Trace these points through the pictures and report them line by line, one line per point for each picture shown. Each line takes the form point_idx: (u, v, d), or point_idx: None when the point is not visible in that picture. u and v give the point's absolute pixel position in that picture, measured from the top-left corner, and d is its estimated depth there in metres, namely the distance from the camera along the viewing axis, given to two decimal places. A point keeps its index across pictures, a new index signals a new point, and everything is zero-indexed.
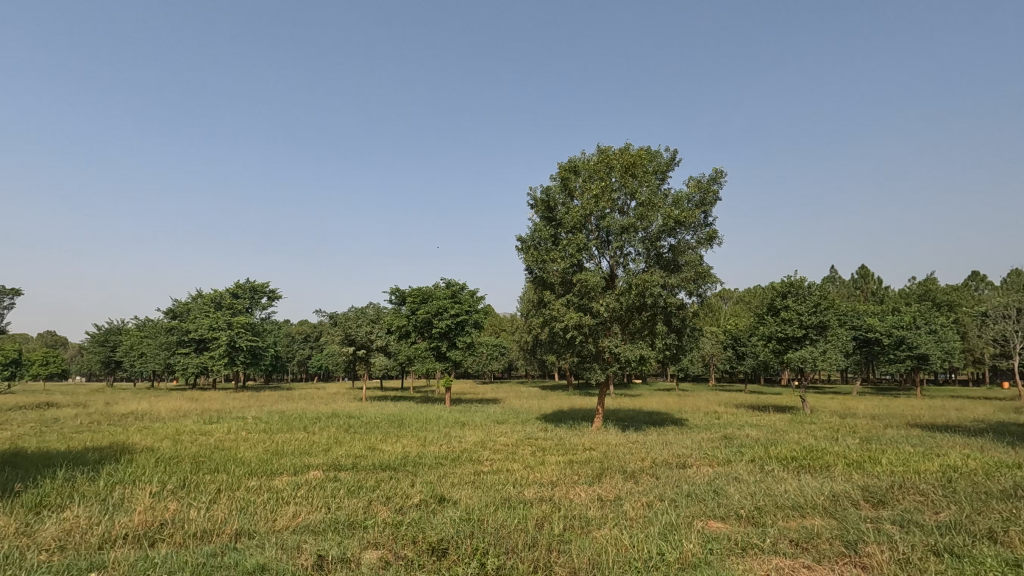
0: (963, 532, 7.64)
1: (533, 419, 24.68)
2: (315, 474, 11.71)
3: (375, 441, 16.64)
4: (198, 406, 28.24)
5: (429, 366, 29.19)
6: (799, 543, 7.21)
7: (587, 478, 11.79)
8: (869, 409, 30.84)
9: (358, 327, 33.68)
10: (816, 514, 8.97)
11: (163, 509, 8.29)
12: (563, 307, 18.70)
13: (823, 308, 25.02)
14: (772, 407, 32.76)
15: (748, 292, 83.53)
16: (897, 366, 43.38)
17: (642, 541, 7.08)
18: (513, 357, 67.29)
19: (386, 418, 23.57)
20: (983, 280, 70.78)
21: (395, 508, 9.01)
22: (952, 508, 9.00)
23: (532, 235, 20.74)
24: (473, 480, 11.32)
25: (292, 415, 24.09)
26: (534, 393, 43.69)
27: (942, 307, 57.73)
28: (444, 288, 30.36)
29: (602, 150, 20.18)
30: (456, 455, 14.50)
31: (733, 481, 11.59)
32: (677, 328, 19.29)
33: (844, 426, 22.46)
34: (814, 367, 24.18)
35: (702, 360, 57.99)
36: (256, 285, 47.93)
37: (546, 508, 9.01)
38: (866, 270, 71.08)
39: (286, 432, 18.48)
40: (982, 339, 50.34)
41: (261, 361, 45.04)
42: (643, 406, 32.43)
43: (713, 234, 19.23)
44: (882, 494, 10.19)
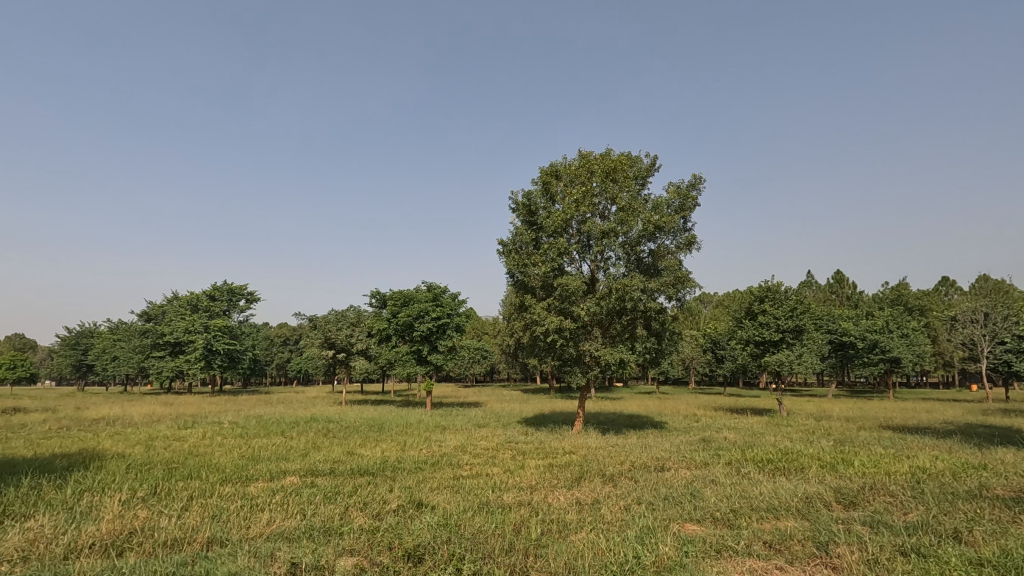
0: (930, 532, 7.91)
1: (514, 422, 24.77)
2: (292, 480, 11.63)
3: (353, 446, 16.51)
4: (172, 411, 27.63)
5: (410, 370, 29.00)
6: (772, 545, 7.38)
7: (567, 482, 11.89)
8: (843, 411, 31.47)
9: (338, 331, 33.40)
10: (789, 516, 9.19)
11: (133, 518, 8.17)
12: (544, 311, 18.84)
13: (799, 312, 25.57)
14: (749, 410, 33.20)
15: (727, 296, 84.73)
16: (870, 369, 44.35)
17: (619, 544, 7.20)
18: (495, 360, 67.20)
19: (366, 421, 23.41)
20: (953, 285, 72.59)
21: (372, 514, 8.99)
22: (920, 509, 9.34)
23: (513, 239, 20.91)
24: (452, 485, 11.34)
25: (269, 419, 23.73)
26: (515, 397, 43.61)
27: (913, 312, 59.18)
28: (426, 291, 30.29)
29: (584, 155, 20.39)
30: (435, 459, 14.48)
31: (709, 483, 11.81)
32: (656, 332, 19.54)
33: (820, 428, 22.86)
34: (791, 371, 24.68)
35: (682, 362, 58.60)
36: (234, 287, 47.45)
37: (525, 512, 9.09)
38: (841, 275, 72.56)
39: (263, 437, 18.21)
40: (951, 343, 51.83)
41: (239, 364, 44.39)
42: (623, 410, 32.61)
43: (692, 239, 19.56)
44: (854, 494, 10.50)
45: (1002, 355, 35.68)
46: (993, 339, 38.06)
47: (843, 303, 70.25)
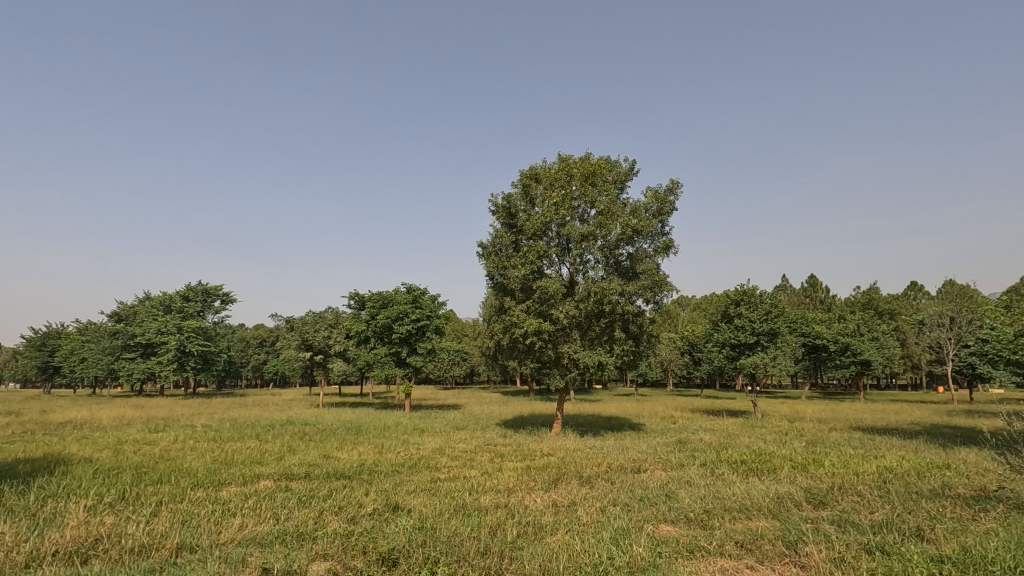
0: (894, 531, 8.31)
1: (493, 425, 24.91)
2: (267, 484, 11.62)
3: (330, 449, 16.53)
4: (143, 414, 27.12)
5: (389, 372, 28.94)
6: (743, 545, 7.69)
7: (544, 484, 12.10)
8: (815, 413, 32.34)
9: (316, 332, 33.15)
10: (759, 516, 9.54)
11: (99, 524, 8.15)
12: (523, 313, 19.08)
13: (773, 316, 26.23)
14: (725, 411, 33.85)
15: (704, 299, 86.05)
16: (842, 371, 45.44)
17: (594, 546, 7.43)
18: (475, 362, 67.12)
19: (343, 425, 23.28)
20: (921, 290, 74.84)
21: (348, 518, 9.09)
22: (886, 508, 9.76)
23: (492, 241, 21.07)
24: (429, 488, 11.48)
25: (244, 422, 23.53)
26: (495, 399, 43.69)
27: (884, 315, 60.84)
28: (405, 292, 30.31)
29: (563, 158, 20.72)
30: (413, 462, 14.58)
31: (684, 484, 12.14)
32: (634, 334, 19.87)
33: (792, 429, 23.53)
34: (765, 373, 25.28)
35: (660, 364, 59.39)
36: (208, 288, 46.79)
37: (501, 515, 9.27)
38: (814, 279, 74.36)
39: (237, 440, 18.07)
40: (920, 346, 53.56)
41: (213, 366, 43.65)
42: (602, 411, 32.97)
43: (669, 243, 19.98)
44: (823, 494, 10.93)
45: (966, 358, 37.02)
46: (958, 342, 39.45)
47: (816, 307, 71.85)
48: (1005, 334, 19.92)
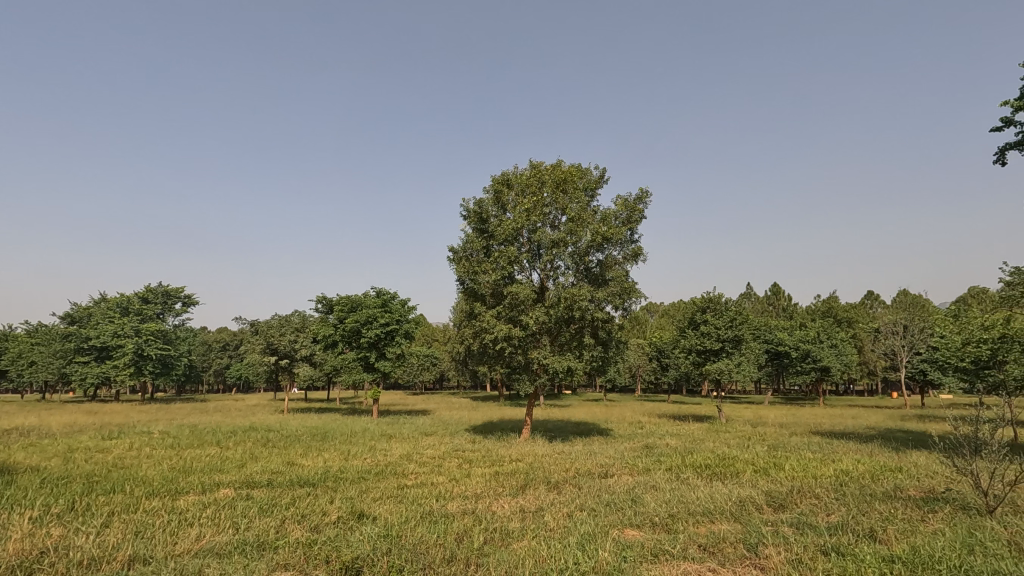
0: (848, 532, 8.67)
1: (462, 431, 24.85)
2: (227, 492, 11.34)
3: (294, 456, 16.21)
4: (97, 421, 26.05)
5: (357, 377, 28.53)
6: (706, 548, 7.91)
7: (512, 490, 12.15)
8: (777, 417, 33.30)
9: (281, 336, 32.43)
10: (722, 519, 9.78)
11: (45, 536, 7.85)
12: (493, 319, 19.11)
13: (738, 323, 26.93)
14: (691, 416, 34.50)
15: (672, 306, 87.73)
16: (803, 377, 46.85)
17: (561, 551, 7.52)
18: (445, 368, 66.77)
19: (308, 431, 22.88)
20: (877, 299, 77.96)
21: (312, 526, 8.97)
22: (841, 510, 10.14)
23: (463, 246, 21.09)
24: (396, 495, 11.40)
25: (204, 429, 22.88)
26: (464, 405, 43.60)
27: (842, 323, 63.15)
28: (375, 296, 30.02)
29: (535, 165, 20.91)
30: (380, 469, 14.46)
31: (649, 489, 12.36)
32: (603, 340, 20.13)
33: (755, 434, 24.19)
34: (730, 378, 25.91)
35: (628, 369, 60.22)
36: (169, 289, 45.44)
37: (468, 522, 9.29)
38: (777, 288, 76.68)
39: (196, 447, 17.56)
40: (875, 353, 55.79)
41: (173, 370, 42.30)
42: (571, 417, 33.20)
43: (638, 251, 20.34)
44: (783, 498, 11.28)
45: (918, 365, 38.71)
46: (911, 350, 41.20)
47: (779, 315, 73.89)
48: (953, 342, 20.94)
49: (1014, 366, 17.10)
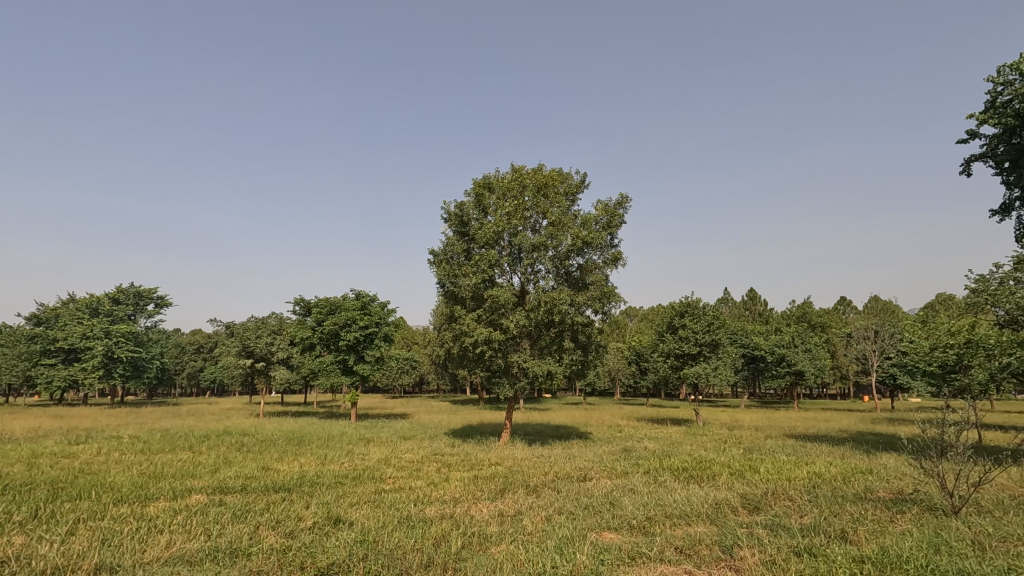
0: (820, 533, 8.85)
1: (441, 434, 24.72)
2: (199, 498, 11.10)
3: (270, 460, 15.94)
4: (63, 425, 25.26)
5: (335, 381, 28.20)
6: (682, 550, 8.00)
7: (491, 494, 12.13)
8: (753, 421, 33.84)
9: (258, 338, 31.87)
10: (698, 522, 9.89)
11: (7, 545, 7.59)
12: (473, 322, 19.08)
13: (715, 327, 27.32)
14: (669, 420, 34.87)
15: (651, 310, 88.63)
16: (778, 381, 47.70)
17: (539, 555, 7.54)
18: (424, 371, 66.35)
19: (284, 435, 22.51)
20: (849, 304, 79.79)
21: (287, 532, 8.83)
22: (813, 512, 10.35)
23: (444, 249, 21.02)
24: (373, 500, 11.29)
25: (176, 433, 22.36)
26: (443, 408, 43.37)
27: (816, 328, 64.50)
28: (354, 298, 29.72)
29: (516, 169, 20.97)
30: (357, 473, 14.30)
31: (627, 492, 12.45)
32: (583, 344, 20.22)
33: (731, 437, 24.53)
34: (707, 382, 26.26)
35: (608, 372, 60.59)
36: (141, 290, 44.43)
37: (446, 526, 9.26)
38: (753, 293, 77.99)
39: (168, 452, 17.14)
40: (848, 357, 57.09)
41: (144, 373, 41.28)
42: (551, 420, 33.27)
43: (618, 256, 20.52)
44: (758, 500, 11.47)
45: (888, 369, 39.77)
46: (881, 354, 42.30)
47: (755, 319, 75.07)
48: (920, 346, 21.60)
49: (977, 371, 17.73)
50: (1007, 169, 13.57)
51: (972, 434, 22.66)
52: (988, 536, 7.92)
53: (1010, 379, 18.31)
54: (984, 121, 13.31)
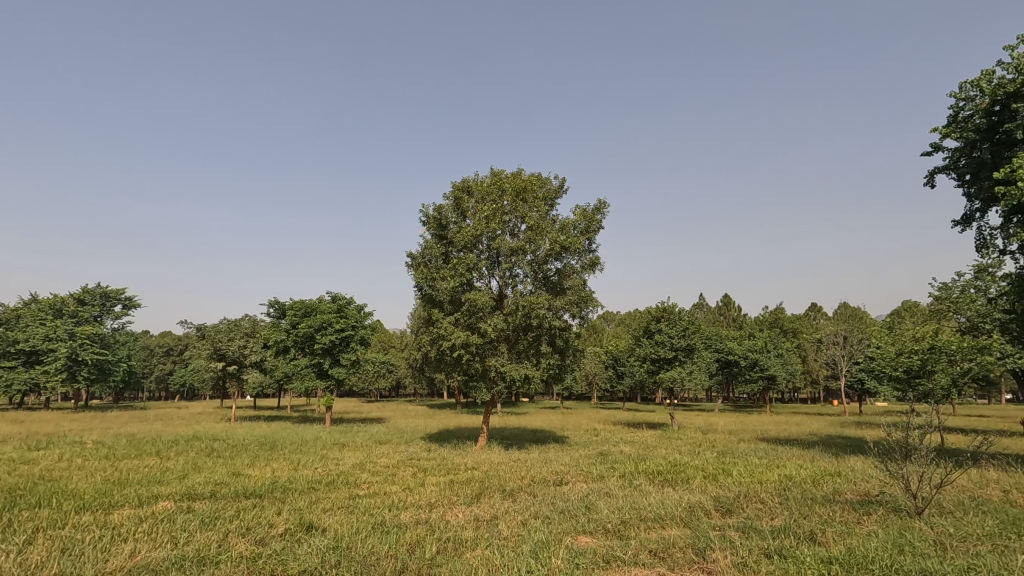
0: (790, 535, 9.03)
1: (417, 439, 24.52)
2: (166, 505, 10.81)
3: (241, 466, 15.60)
4: (23, 430, 24.33)
5: (309, 385, 27.74)
6: (656, 554, 8.08)
7: (467, 499, 12.07)
8: (726, 424, 34.38)
9: (230, 341, 31.17)
10: (672, 525, 10.02)
11: None
12: (451, 326, 19.01)
13: (691, 332, 27.68)
14: (645, 424, 35.19)
15: (628, 315, 89.47)
16: (751, 385, 48.55)
17: (514, 560, 7.53)
18: (401, 375, 65.80)
19: (256, 440, 22.06)
20: (820, 310, 81.74)
21: (257, 540, 8.66)
22: (783, 514, 10.56)
23: (422, 252, 20.92)
24: (347, 505, 11.14)
25: (143, 438, 21.75)
26: (420, 412, 43.02)
27: (788, 333, 65.92)
28: (330, 301, 29.33)
29: (495, 173, 21.00)
30: (331, 479, 14.10)
31: (603, 496, 12.53)
32: (560, 348, 20.29)
33: (705, 441, 24.86)
34: (682, 386, 26.58)
35: (585, 377, 60.87)
36: (108, 290, 43.17)
37: (421, 531, 9.19)
38: (728, 298, 79.33)
39: (134, 458, 16.65)
40: (818, 362, 58.45)
41: (110, 376, 40.05)
42: (528, 424, 33.29)
43: (595, 261, 20.69)
44: (730, 502, 11.65)
45: (856, 374, 40.81)
46: (850, 360, 43.40)
47: (729, 324, 76.37)
48: (886, 351, 22.24)
49: (941, 376, 18.42)
50: (968, 182, 14.11)
51: (934, 437, 23.40)
52: (949, 536, 8.20)
53: (969, 383, 19.02)
54: (946, 136, 13.84)
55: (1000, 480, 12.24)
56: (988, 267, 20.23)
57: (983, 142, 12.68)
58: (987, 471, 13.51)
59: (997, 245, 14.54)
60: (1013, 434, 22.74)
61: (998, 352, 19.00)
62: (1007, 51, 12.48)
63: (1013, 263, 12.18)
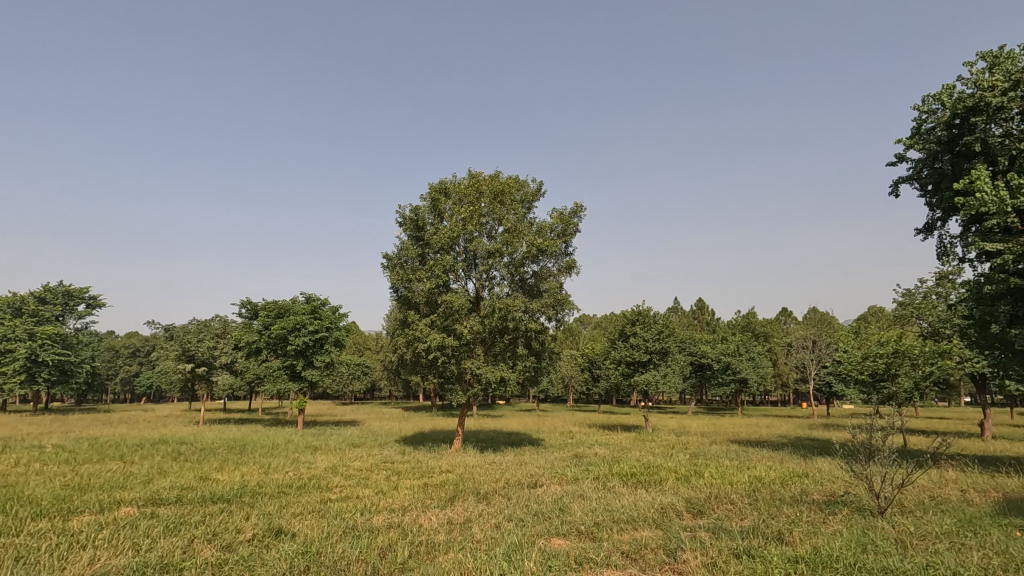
0: (760, 535, 9.17)
1: (392, 442, 24.20)
2: (128, 511, 10.45)
3: (208, 470, 15.19)
4: None
5: (281, 387, 27.17)
6: (628, 555, 8.12)
7: (440, 502, 11.95)
8: (699, 427, 34.82)
9: (199, 342, 30.36)
10: (644, 527, 10.09)
11: None
12: (426, 327, 18.86)
13: (665, 336, 27.93)
14: (620, 426, 35.43)
15: (605, 318, 90.15)
16: (724, 388, 49.24)
17: (486, 563, 7.46)
18: (376, 377, 65.05)
19: (225, 443, 21.52)
20: (790, 315, 83.48)
21: (223, 546, 8.42)
22: (753, 514, 10.73)
23: (398, 253, 20.75)
24: (317, 510, 10.93)
25: (106, 442, 20.98)
26: (394, 415, 42.50)
27: (760, 337, 67.15)
28: (303, 302, 28.80)
29: (473, 175, 20.92)
30: (302, 482, 13.82)
31: (577, 498, 12.55)
32: (536, 351, 20.26)
33: (678, 443, 25.10)
34: (656, 389, 26.80)
35: (561, 379, 61.04)
36: (71, 289, 41.65)
37: (393, 535, 9.06)
38: (702, 303, 80.52)
39: (96, 463, 16.03)
40: (788, 366, 59.64)
41: (72, 378, 38.60)
42: (503, 427, 33.20)
43: (572, 264, 20.75)
44: (702, 504, 11.79)
45: (824, 377, 41.67)
46: (817, 363, 44.35)
47: (703, 328, 77.49)
48: (852, 354, 22.72)
49: (904, 379, 18.79)
50: (930, 192, 14.58)
51: (898, 439, 24.07)
52: (911, 535, 8.42)
53: (931, 387, 19.55)
54: (910, 146, 14.27)
55: (958, 479, 12.64)
56: (949, 274, 20.96)
57: (945, 153, 13.08)
58: (947, 471, 13.91)
59: (958, 252, 15.04)
60: (971, 436, 23.50)
61: (957, 356, 19.62)
62: (967, 67, 12.93)
63: (972, 270, 12.59)
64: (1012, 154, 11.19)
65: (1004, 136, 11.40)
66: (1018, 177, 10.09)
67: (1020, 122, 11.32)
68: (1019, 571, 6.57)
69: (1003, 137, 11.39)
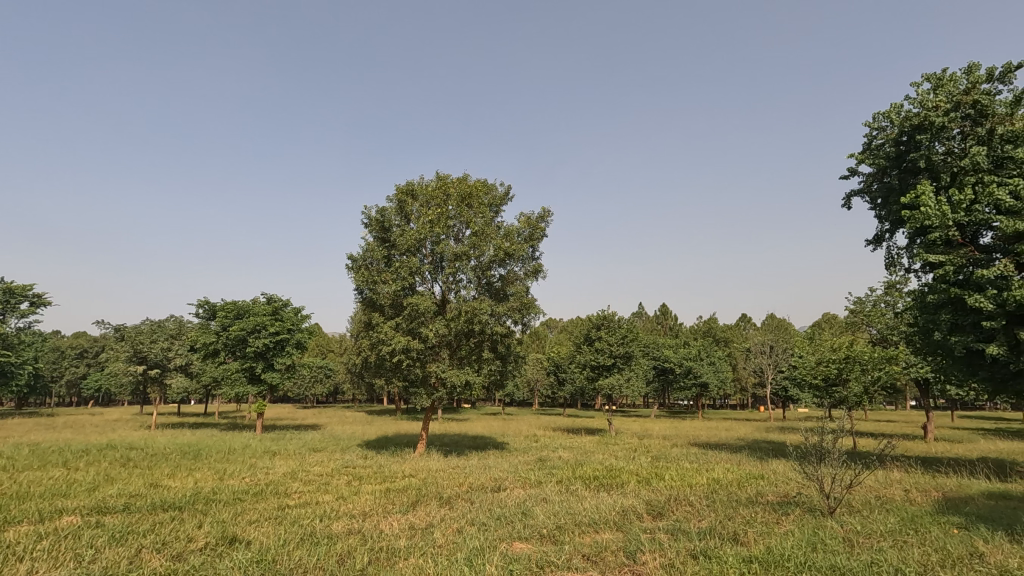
0: (716, 536, 9.43)
1: (354, 446, 23.83)
2: (71, 520, 9.98)
3: (159, 476, 14.62)
4: None
5: (239, 390, 26.40)
6: (590, 557, 8.24)
7: (402, 507, 11.85)
8: (661, 430, 35.51)
9: (152, 343, 29.16)
10: (606, 529, 10.25)
11: None
12: (391, 330, 18.66)
13: (629, 340, 28.34)
14: (584, 430, 35.75)
15: (570, 323, 91.02)
16: (685, 392, 50.29)
17: (447, 568, 7.45)
18: (339, 379, 63.96)
19: (178, 448, 20.76)
20: (749, 321, 86.02)
21: (173, 555, 8.15)
22: (710, 516, 11.03)
23: (363, 254, 20.49)
24: (275, 516, 10.67)
25: (48, 447, 19.93)
26: (358, 418, 41.77)
27: (720, 342, 69.00)
28: (264, 303, 28.04)
29: (441, 177, 20.85)
30: (259, 489, 13.45)
31: (540, 502, 12.63)
32: (502, 354, 20.28)
33: (640, 446, 25.51)
34: (620, 393, 27.18)
35: (527, 383, 61.20)
36: (13, 286, 39.42)
37: (353, 541, 8.94)
38: (665, 308, 82.24)
39: (36, 469, 15.22)
40: (746, 371, 61.55)
41: (12, 380, 36.47)
42: (468, 431, 33.10)
43: (539, 268, 20.91)
44: (662, 506, 12.04)
45: (781, 382, 43.07)
46: (775, 368, 45.77)
47: (666, 333, 79.06)
48: (807, 360, 23.57)
49: (854, 383, 19.58)
50: (880, 205, 15.32)
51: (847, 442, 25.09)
52: (857, 534, 8.80)
53: (878, 391, 20.46)
54: (862, 161, 14.97)
55: (901, 480, 13.27)
56: (896, 283, 22.06)
57: (893, 169, 13.76)
58: (891, 472, 14.57)
59: (904, 263, 15.84)
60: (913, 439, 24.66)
61: (902, 362, 20.63)
62: (914, 87, 13.67)
63: (917, 281, 13.29)
64: (953, 172, 11.86)
65: (946, 154, 12.03)
66: (959, 193, 10.69)
67: (960, 141, 11.98)
68: (954, 566, 6.96)
69: (945, 155, 12.01)
